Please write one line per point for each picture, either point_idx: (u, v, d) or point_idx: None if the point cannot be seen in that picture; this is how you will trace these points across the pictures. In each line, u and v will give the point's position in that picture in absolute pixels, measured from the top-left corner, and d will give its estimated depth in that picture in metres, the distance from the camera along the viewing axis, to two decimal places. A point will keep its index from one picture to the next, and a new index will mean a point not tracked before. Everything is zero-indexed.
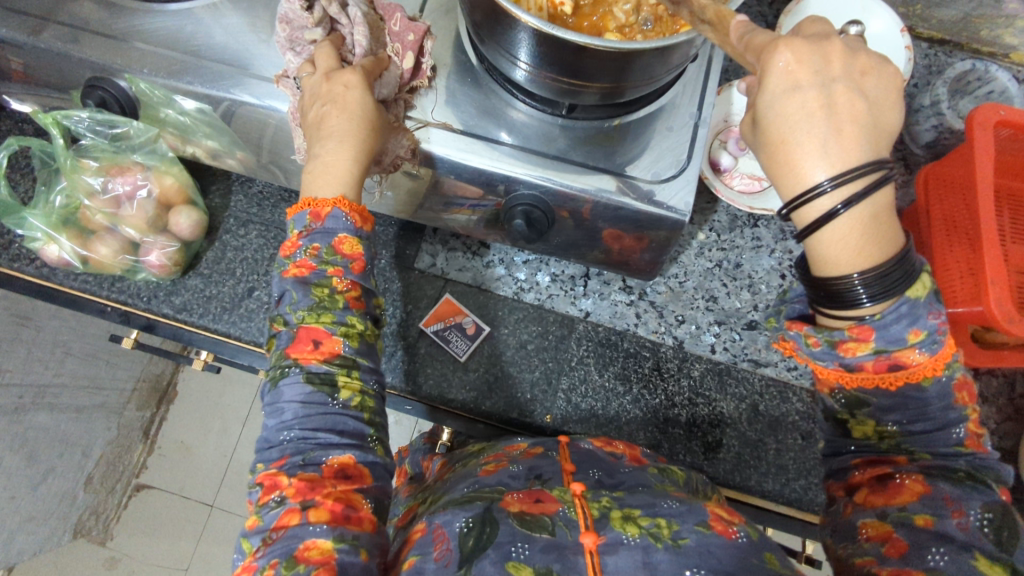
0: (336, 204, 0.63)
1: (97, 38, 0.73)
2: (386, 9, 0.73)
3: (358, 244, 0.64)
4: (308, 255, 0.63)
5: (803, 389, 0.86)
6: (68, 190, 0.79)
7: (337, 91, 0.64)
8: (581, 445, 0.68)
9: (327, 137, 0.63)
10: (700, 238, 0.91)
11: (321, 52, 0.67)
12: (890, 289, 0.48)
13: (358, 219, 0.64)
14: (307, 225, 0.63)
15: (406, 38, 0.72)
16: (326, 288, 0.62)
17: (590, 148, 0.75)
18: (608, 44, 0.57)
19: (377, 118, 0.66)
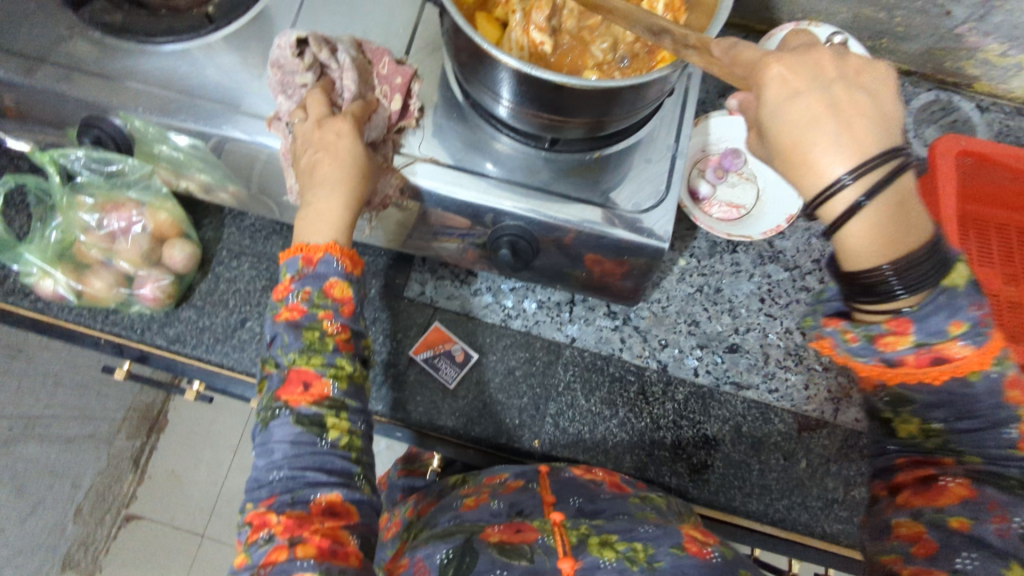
0: (328, 250, 0.66)
1: (95, 79, 0.75)
2: (375, 53, 0.76)
3: (348, 287, 0.66)
4: (300, 299, 0.65)
5: (783, 410, 0.88)
6: (65, 227, 0.82)
7: (328, 139, 0.67)
8: (562, 474, 0.71)
9: (320, 185, 0.66)
10: (681, 265, 0.94)
11: (312, 96, 0.70)
12: (925, 277, 0.48)
13: (348, 264, 0.67)
14: (299, 270, 0.66)
15: (394, 81, 0.75)
16: (316, 331, 0.64)
17: (572, 180, 0.78)
18: (581, 83, 0.60)
19: (368, 163, 0.69)
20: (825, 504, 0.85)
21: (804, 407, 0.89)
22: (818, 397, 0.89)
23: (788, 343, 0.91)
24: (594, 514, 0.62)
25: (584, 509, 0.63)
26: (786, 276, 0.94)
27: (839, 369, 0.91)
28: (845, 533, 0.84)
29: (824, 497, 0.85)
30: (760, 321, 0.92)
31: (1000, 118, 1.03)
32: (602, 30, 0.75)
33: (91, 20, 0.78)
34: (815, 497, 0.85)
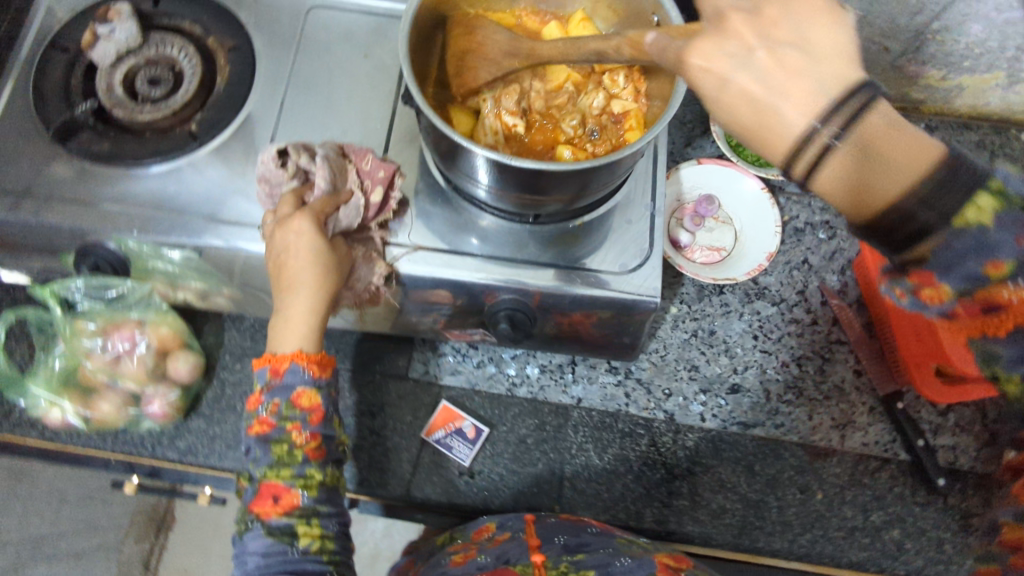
0: (294, 359, 0.69)
1: (86, 208, 0.78)
2: (357, 153, 0.78)
3: (315, 395, 0.70)
4: (269, 411, 0.69)
5: (792, 444, 0.90)
6: (67, 353, 0.82)
7: (289, 240, 0.69)
8: (548, 520, 0.80)
9: (289, 288, 0.70)
10: (673, 312, 0.96)
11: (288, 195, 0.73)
12: (950, 201, 0.43)
13: (315, 369, 0.70)
14: (268, 381, 0.70)
15: (376, 175, 0.77)
16: (283, 443, 0.68)
17: (558, 248, 0.81)
18: (561, 167, 0.63)
19: (333, 263, 0.71)
20: (846, 533, 0.87)
21: (810, 438, 0.91)
22: (823, 427, 0.91)
23: (786, 376, 0.93)
24: (578, 549, 0.74)
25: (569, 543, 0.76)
26: (774, 310, 0.97)
27: (838, 396, 0.93)
28: (869, 559, 0.86)
29: (843, 526, 0.87)
30: (756, 358, 0.94)
31: (953, 135, 1.08)
32: (569, 109, 0.79)
33: (79, 150, 0.80)
34: (835, 527, 0.87)
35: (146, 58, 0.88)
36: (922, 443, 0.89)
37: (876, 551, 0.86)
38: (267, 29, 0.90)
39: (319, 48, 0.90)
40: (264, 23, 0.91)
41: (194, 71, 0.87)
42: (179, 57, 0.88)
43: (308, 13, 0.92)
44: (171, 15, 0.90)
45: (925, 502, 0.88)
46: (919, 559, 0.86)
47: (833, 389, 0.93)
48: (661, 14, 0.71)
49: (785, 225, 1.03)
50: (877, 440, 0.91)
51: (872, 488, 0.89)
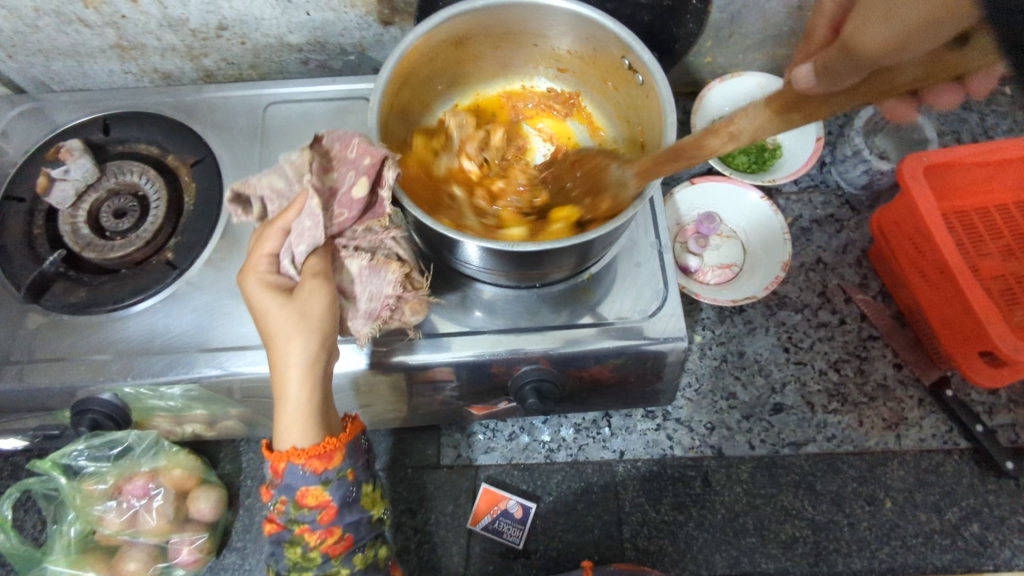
0: (290, 459, 0.61)
1: (75, 363, 0.73)
2: (341, 138, 0.63)
3: (321, 491, 0.63)
4: (278, 509, 0.64)
5: (848, 454, 0.86)
6: (81, 521, 0.77)
7: (264, 294, 0.60)
8: (605, 568, 0.78)
9: (275, 341, 0.59)
10: (698, 341, 0.93)
11: (252, 252, 0.62)
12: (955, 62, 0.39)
13: (317, 464, 0.62)
14: (272, 478, 0.64)
15: (362, 164, 0.61)
16: (298, 545, 0.65)
17: (571, 307, 0.77)
18: (564, 245, 0.60)
19: (293, 335, 0.58)
20: (925, 538, 0.82)
21: (866, 444, 0.87)
22: (876, 430, 0.87)
23: (826, 384, 0.90)
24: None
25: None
26: (798, 318, 0.94)
27: (884, 394, 0.89)
28: (955, 561, 0.81)
29: (921, 532, 0.83)
30: (791, 372, 0.91)
31: None
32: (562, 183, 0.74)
33: (57, 304, 0.76)
34: (913, 534, 0.82)
35: (107, 190, 0.85)
36: (981, 427, 0.85)
37: (960, 552, 0.82)
38: (227, 135, 0.87)
39: (284, 144, 0.86)
40: (222, 130, 0.87)
41: (160, 196, 0.84)
42: (142, 182, 0.85)
43: (266, 110, 0.89)
44: (124, 140, 0.87)
45: (997, 487, 0.85)
46: (1006, 550, 0.82)
47: (877, 388, 0.90)
48: (632, 59, 0.68)
49: (791, 225, 1.00)
50: (934, 433, 0.87)
51: (940, 483, 0.85)
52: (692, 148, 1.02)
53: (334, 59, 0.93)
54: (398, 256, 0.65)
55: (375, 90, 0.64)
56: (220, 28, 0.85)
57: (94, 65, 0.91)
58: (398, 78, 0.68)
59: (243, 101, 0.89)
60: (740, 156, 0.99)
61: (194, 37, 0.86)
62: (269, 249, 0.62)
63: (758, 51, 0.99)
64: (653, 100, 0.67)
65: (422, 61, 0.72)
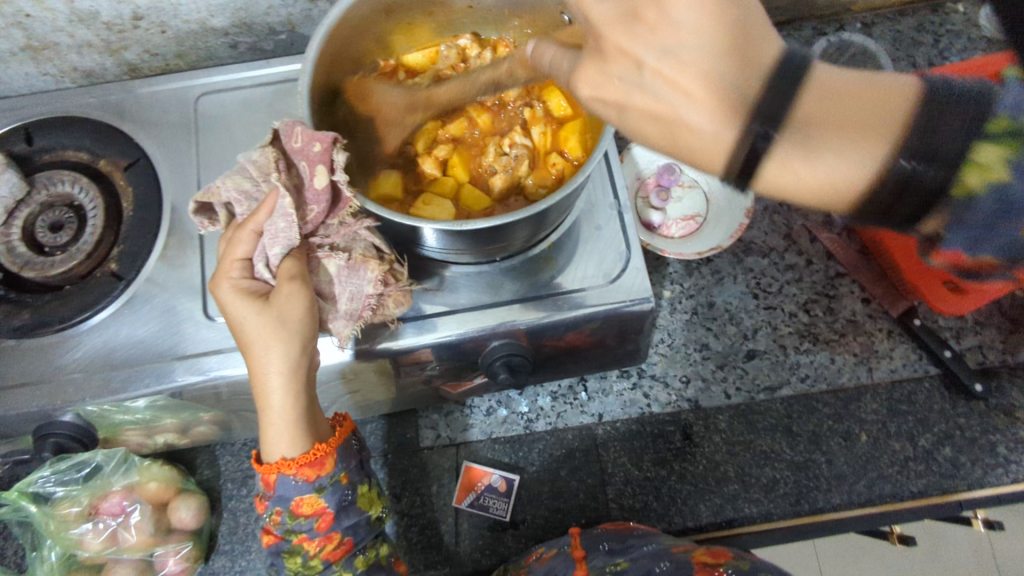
0: (280, 469, 0.60)
1: (29, 389, 0.71)
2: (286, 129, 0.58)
3: (316, 499, 0.63)
4: (274, 521, 0.64)
5: (822, 393, 0.87)
6: (60, 545, 0.76)
7: (238, 304, 0.58)
8: (592, 528, 0.79)
9: (253, 351, 0.58)
10: (667, 296, 0.92)
11: (224, 257, 0.60)
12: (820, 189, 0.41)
13: (309, 474, 0.61)
14: (264, 490, 0.63)
15: (312, 151, 0.57)
16: (298, 554, 0.65)
17: (532, 277, 0.76)
18: (517, 217, 0.57)
19: (273, 342, 0.57)
20: (900, 466, 0.84)
21: (839, 381, 0.88)
22: (848, 366, 0.88)
23: (797, 326, 0.90)
24: (621, 554, 0.74)
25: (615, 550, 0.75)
26: (766, 264, 0.93)
27: (854, 330, 0.90)
28: (930, 485, 0.83)
29: (896, 460, 0.84)
30: (763, 318, 0.91)
31: (889, 26, 1.02)
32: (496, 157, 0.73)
33: (3, 329, 0.74)
34: (888, 464, 0.84)
35: (40, 204, 0.80)
36: (949, 352, 0.86)
37: (934, 476, 0.83)
38: (159, 132, 0.82)
39: (220, 137, 0.82)
40: (155, 128, 0.83)
41: (96, 203, 0.79)
42: (75, 191, 0.80)
43: (198, 102, 0.84)
44: (51, 149, 0.82)
45: (967, 410, 0.86)
46: (978, 469, 0.84)
47: (847, 324, 0.90)
48: (573, 13, 0.64)
49: None
50: (904, 362, 0.88)
51: (913, 412, 0.86)
52: None
53: (264, 39, 0.88)
54: (375, 247, 0.62)
55: (302, 75, 0.59)
56: (136, 18, 0.80)
57: (7, 70, 0.84)
58: (327, 57, 0.64)
59: (173, 94, 0.84)
60: None
61: (109, 30, 0.80)
62: (241, 253, 0.59)
63: None
64: None
65: (350, 34, 0.67)
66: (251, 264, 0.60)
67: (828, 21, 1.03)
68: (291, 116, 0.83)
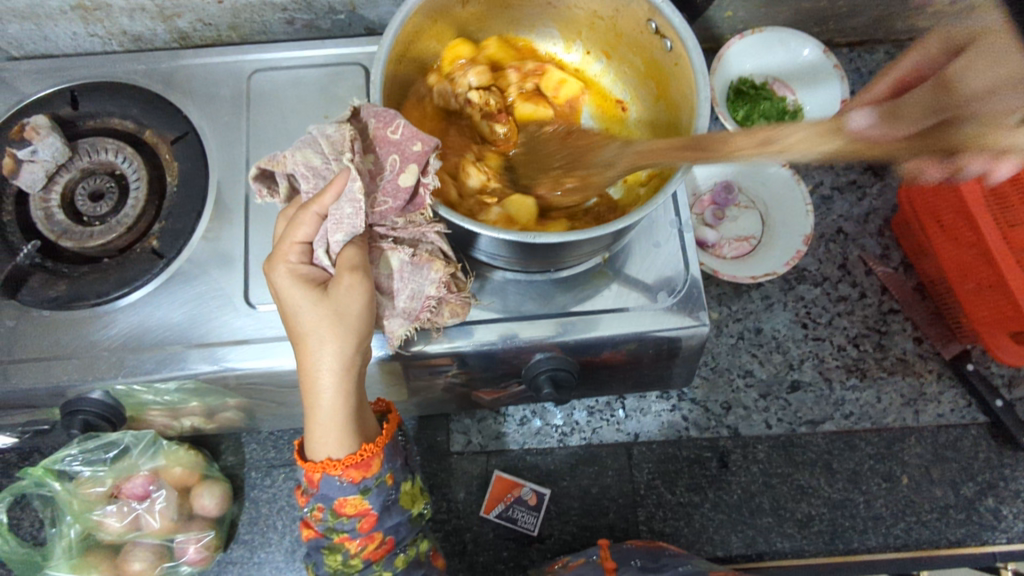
0: (326, 470, 0.58)
1: (61, 363, 0.69)
2: (382, 115, 0.55)
3: (361, 500, 0.61)
4: (315, 515, 0.61)
5: (866, 432, 0.85)
6: (80, 523, 0.75)
7: (293, 289, 0.55)
8: (623, 548, 0.77)
9: (306, 342, 0.55)
10: (715, 318, 0.90)
11: (282, 238, 0.56)
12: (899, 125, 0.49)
13: (354, 474, 0.59)
14: (306, 485, 0.61)
15: (410, 149, 0.55)
16: (339, 552, 0.63)
17: (583, 291, 0.73)
18: (590, 234, 0.54)
19: (328, 337, 0.55)
20: (939, 513, 0.82)
21: (884, 421, 0.85)
22: (894, 406, 0.86)
23: (844, 360, 0.88)
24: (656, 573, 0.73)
25: (647, 568, 0.74)
26: (818, 292, 0.91)
27: (903, 369, 0.87)
28: (968, 535, 0.81)
29: (936, 507, 0.82)
30: (809, 349, 0.88)
31: None
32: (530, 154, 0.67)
33: (37, 298, 0.71)
34: (928, 510, 0.82)
35: (81, 170, 0.78)
36: (1001, 402, 0.84)
37: (973, 526, 0.81)
38: (208, 105, 0.80)
39: (270, 116, 0.79)
40: (203, 101, 0.80)
41: (140, 175, 0.77)
42: (119, 161, 0.78)
43: (250, 78, 0.81)
44: (96, 115, 0.79)
45: (1013, 461, 0.84)
46: (1019, 523, 0.81)
47: (896, 363, 0.87)
48: (660, 22, 0.61)
49: (810, 193, 0.96)
50: (952, 408, 0.86)
51: (957, 459, 0.84)
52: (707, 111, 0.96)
53: (322, 18, 0.85)
54: (440, 251, 0.61)
55: (375, 63, 0.57)
56: None
57: (55, 28, 0.81)
58: (400, 45, 0.61)
59: (225, 68, 0.81)
60: (761, 119, 0.91)
61: None
62: (302, 236, 0.56)
63: (782, 4, 0.91)
64: (683, 69, 0.61)
65: (425, 24, 0.64)
66: (311, 248, 0.57)
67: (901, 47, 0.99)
68: (346, 99, 0.79)
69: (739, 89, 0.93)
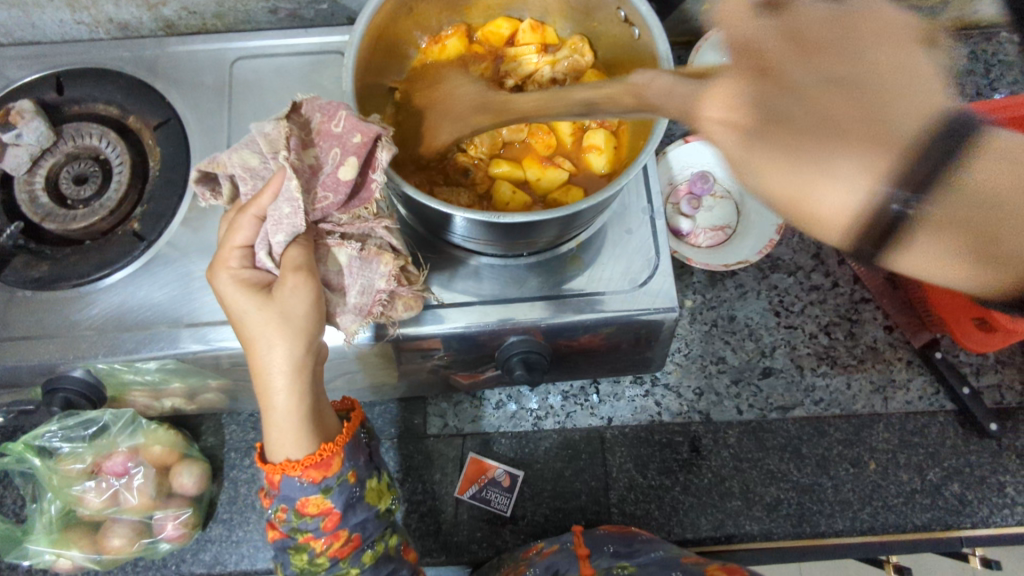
0: (285, 471, 0.59)
1: (43, 341, 0.70)
2: (329, 108, 0.58)
3: (322, 500, 0.62)
4: (278, 517, 0.63)
5: (836, 419, 0.86)
6: (60, 499, 0.76)
7: (239, 294, 0.56)
8: (594, 529, 0.78)
9: (256, 348, 0.56)
10: (689, 305, 0.91)
11: (223, 244, 0.58)
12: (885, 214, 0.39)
13: (315, 474, 0.61)
14: (269, 489, 0.62)
15: (350, 141, 0.56)
16: (304, 551, 0.65)
17: (556, 275, 0.74)
18: (554, 215, 0.56)
19: (276, 338, 0.56)
20: (906, 498, 0.83)
21: (853, 407, 0.87)
22: (863, 393, 0.87)
23: (816, 347, 0.89)
24: (628, 557, 0.74)
25: (619, 553, 0.75)
26: (791, 281, 0.92)
27: (874, 357, 0.89)
28: (934, 519, 0.82)
29: (903, 491, 0.83)
30: (782, 337, 0.90)
31: None
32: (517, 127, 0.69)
33: (19, 279, 0.73)
34: (895, 495, 0.83)
35: (66, 154, 0.80)
36: (968, 390, 0.85)
37: (939, 510, 0.83)
38: (192, 92, 0.81)
39: (252, 103, 0.81)
40: (186, 87, 0.81)
41: (124, 160, 0.79)
42: (103, 145, 0.80)
43: (233, 66, 0.82)
44: (81, 100, 0.80)
45: (980, 447, 0.85)
46: (984, 508, 0.83)
47: (866, 351, 0.89)
48: (628, 10, 0.63)
49: None
50: (921, 395, 0.87)
51: (925, 445, 0.85)
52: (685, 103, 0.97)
53: (305, 7, 0.86)
54: (391, 245, 0.62)
55: (347, 48, 0.58)
56: None
57: (41, 15, 0.82)
58: (372, 31, 0.62)
59: (209, 55, 0.83)
60: None
61: None
62: (241, 240, 0.58)
63: None
64: (649, 55, 0.62)
65: (400, 9, 0.65)
66: (251, 251, 0.59)
67: None
68: (326, 87, 0.81)
69: None
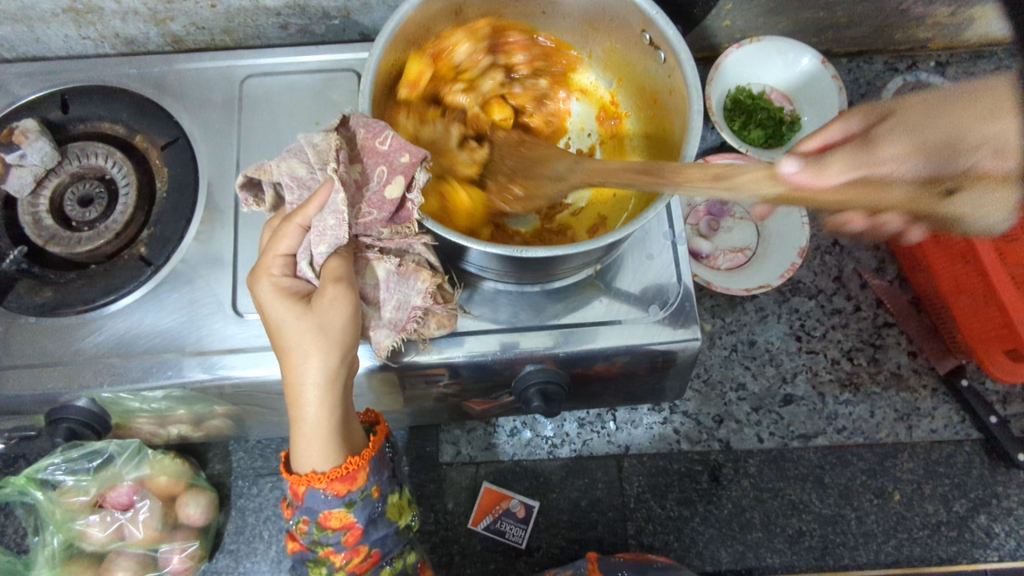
0: (309, 483, 0.57)
1: (46, 370, 0.68)
2: (375, 122, 0.55)
3: (346, 514, 0.60)
4: (299, 528, 0.61)
5: (859, 447, 0.84)
6: (63, 533, 0.74)
7: (279, 297, 0.54)
8: (612, 561, 0.76)
9: (291, 354, 0.54)
10: (708, 330, 0.89)
11: (265, 251, 0.56)
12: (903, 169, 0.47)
13: (340, 486, 0.59)
14: (291, 499, 0.60)
15: (398, 161, 0.54)
16: (323, 565, 0.62)
17: (575, 302, 0.72)
18: (579, 249, 0.54)
19: (314, 350, 0.54)
20: (931, 530, 0.81)
21: (876, 436, 0.85)
22: (887, 421, 0.85)
23: (838, 374, 0.87)
24: None
25: None
26: (812, 304, 0.90)
27: (897, 384, 0.87)
28: (960, 552, 0.80)
29: (928, 524, 0.81)
30: (803, 362, 0.87)
31: (962, 69, 0.98)
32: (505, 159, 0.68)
33: (22, 304, 0.70)
34: (919, 527, 0.81)
35: (71, 174, 0.77)
36: (995, 419, 0.83)
37: (965, 543, 0.81)
38: (200, 110, 0.79)
39: (263, 121, 0.79)
40: (195, 105, 0.79)
41: (129, 180, 0.77)
42: (108, 165, 0.77)
43: (243, 83, 0.80)
44: (86, 119, 0.78)
45: (1006, 478, 0.83)
46: (1011, 541, 0.81)
47: (889, 377, 0.87)
48: (654, 35, 0.61)
49: None
50: (946, 424, 0.85)
51: (950, 475, 0.83)
52: (703, 120, 0.95)
53: (316, 23, 0.84)
54: (428, 262, 0.61)
55: (366, 73, 0.56)
56: None
57: (46, 30, 0.80)
58: (392, 55, 0.61)
59: (218, 72, 0.81)
60: (757, 129, 0.91)
61: None
62: (283, 249, 0.55)
63: (780, 14, 0.90)
64: (676, 83, 0.60)
65: (417, 34, 0.63)
66: (293, 261, 0.56)
67: (900, 58, 0.98)
68: (339, 107, 0.79)
69: (736, 98, 0.92)
